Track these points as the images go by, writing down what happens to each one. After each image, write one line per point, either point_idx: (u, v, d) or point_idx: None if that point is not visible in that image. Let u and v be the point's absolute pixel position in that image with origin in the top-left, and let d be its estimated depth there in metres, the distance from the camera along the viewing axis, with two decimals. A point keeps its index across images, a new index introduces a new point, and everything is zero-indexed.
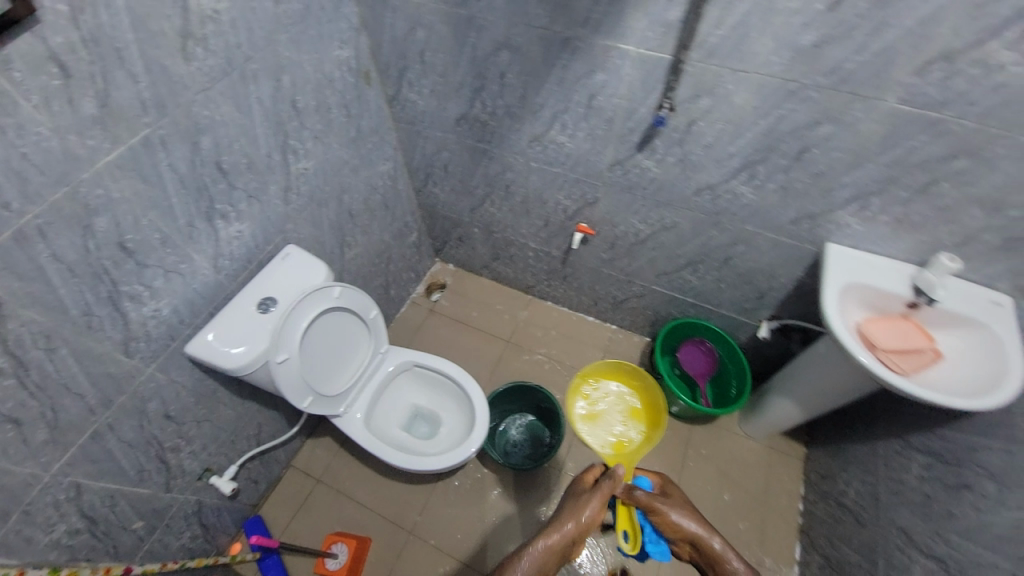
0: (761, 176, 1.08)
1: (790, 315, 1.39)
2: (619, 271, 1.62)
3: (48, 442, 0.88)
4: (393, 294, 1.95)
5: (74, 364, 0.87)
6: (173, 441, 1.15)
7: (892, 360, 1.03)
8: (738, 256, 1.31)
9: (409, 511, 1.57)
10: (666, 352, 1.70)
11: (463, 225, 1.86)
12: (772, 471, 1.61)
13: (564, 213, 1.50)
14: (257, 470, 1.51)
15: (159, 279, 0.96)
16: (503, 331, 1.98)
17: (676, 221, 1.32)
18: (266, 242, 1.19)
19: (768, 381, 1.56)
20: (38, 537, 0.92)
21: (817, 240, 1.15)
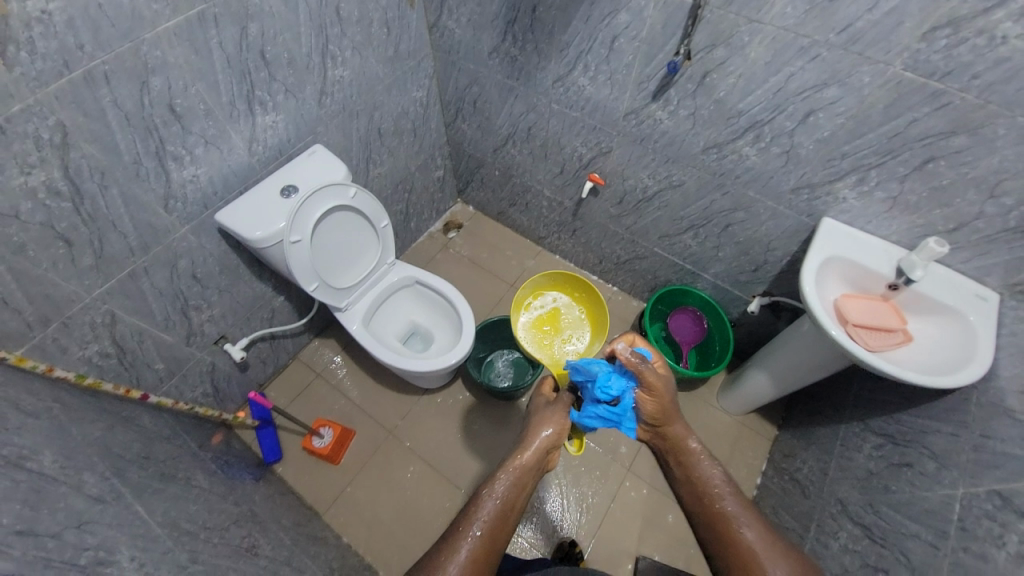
0: (766, 137, 1.10)
1: (782, 293, 1.41)
2: (624, 229, 1.66)
3: (94, 267, 1.05)
4: (412, 223, 2.06)
5: (122, 204, 1.02)
6: (197, 301, 1.32)
7: (860, 335, 1.05)
8: (737, 224, 1.34)
9: (392, 415, 1.73)
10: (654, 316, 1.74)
11: (486, 166, 1.93)
12: (738, 444, 1.66)
13: (579, 161, 1.55)
14: (266, 352, 1.68)
15: (199, 148, 1.09)
16: (508, 275, 2.07)
17: (682, 180, 1.35)
18: (298, 138, 1.31)
19: (751, 357, 1.59)
20: (77, 348, 1.10)
21: (813, 213, 1.17)
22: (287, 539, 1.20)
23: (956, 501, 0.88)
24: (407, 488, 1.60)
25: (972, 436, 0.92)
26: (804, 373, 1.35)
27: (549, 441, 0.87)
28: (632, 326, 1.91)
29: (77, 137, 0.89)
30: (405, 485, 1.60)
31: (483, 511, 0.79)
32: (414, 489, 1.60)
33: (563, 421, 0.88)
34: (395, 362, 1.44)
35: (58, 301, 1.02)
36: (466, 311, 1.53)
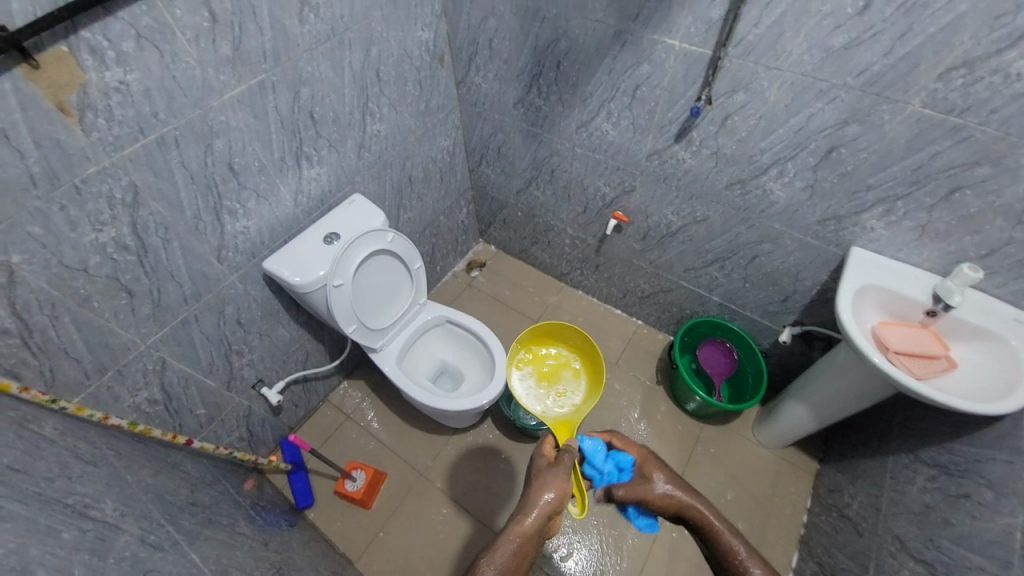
0: (790, 173, 1.14)
1: (813, 321, 1.42)
2: (649, 263, 1.70)
3: (150, 316, 1.10)
4: (437, 263, 2.11)
5: (180, 256, 1.08)
6: (239, 346, 1.36)
7: (903, 362, 1.05)
8: (764, 255, 1.36)
9: (423, 456, 1.71)
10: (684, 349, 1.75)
11: (508, 207, 2.00)
12: (780, 480, 1.61)
13: (603, 199, 1.60)
14: (299, 394, 1.70)
15: (252, 201, 1.17)
16: (533, 312, 2.10)
17: (707, 215, 1.38)
18: (338, 188, 1.38)
19: (786, 388, 1.57)
20: (127, 395, 1.13)
21: (842, 243, 1.19)
22: None
23: (1020, 531, 0.84)
24: (438, 531, 1.56)
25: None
26: (844, 404, 1.33)
27: (550, 507, 0.84)
28: (659, 360, 1.91)
29: (146, 196, 0.97)
30: (437, 528, 1.57)
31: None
32: (447, 531, 1.56)
33: (566, 485, 0.85)
34: (428, 402, 1.45)
35: (114, 350, 1.06)
36: (498, 348, 1.55)
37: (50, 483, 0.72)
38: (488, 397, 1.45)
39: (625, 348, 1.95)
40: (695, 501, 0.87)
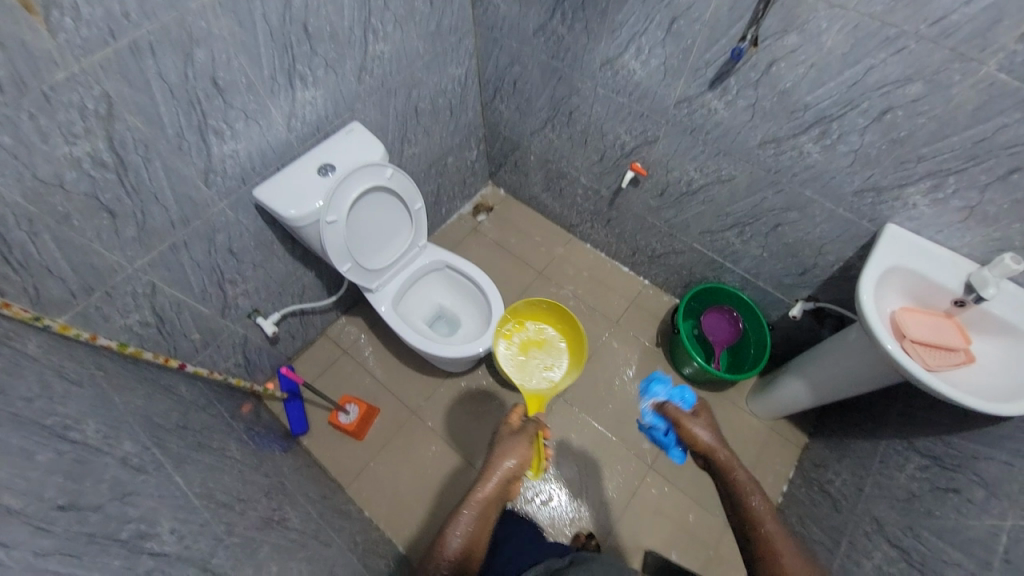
0: (833, 134, 1.02)
1: (828, 299, 1.34)
2: (663, 222, 1.60)
3: (135, 239, 1.06)
4: (442, 203, 2.03)
5: (163, 177, 1.02)
6: (232, 275, 1.33)
7: (918, 352, 0.99)
8: (788, 224, 1.26)
9: (416, 395, 1.74)
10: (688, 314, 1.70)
11: (521, 149, 1.87)
12: (767, 449, 1.62)
13: (621, 148, 1.48)
14: (296, 326, 1.71)
15: (240, 122, 1.08)
16: (537, 262, 2.04)
17: (732, 175, 1.27)
18: (335, 115, 1.28)
19: (787, 363, 1.53)
20: (117, 317, 1.12)
21: (876, 219, 1.09)
22: (313, 511, 1.22)
23: (1006, 534, 0.82)
24: (426, 467, 1.61)
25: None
26: (844, 385, 1.29)
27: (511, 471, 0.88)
28: (661, 322, 1.87)
29: (121, 109, 0.89)
30: (426, 464, 1.61)
31: (447, 545, 0.79)
32: (434, 469, 1.61)
33: (528, 451, 0.91)
34: (422, 347, 1.44)
35: (100, 271, 1.03)
36: (495, 299, 1.52)
37: (29, 404, 0.72)
38: (482, 347, 1.44)
39: (628, 307, 1.91)
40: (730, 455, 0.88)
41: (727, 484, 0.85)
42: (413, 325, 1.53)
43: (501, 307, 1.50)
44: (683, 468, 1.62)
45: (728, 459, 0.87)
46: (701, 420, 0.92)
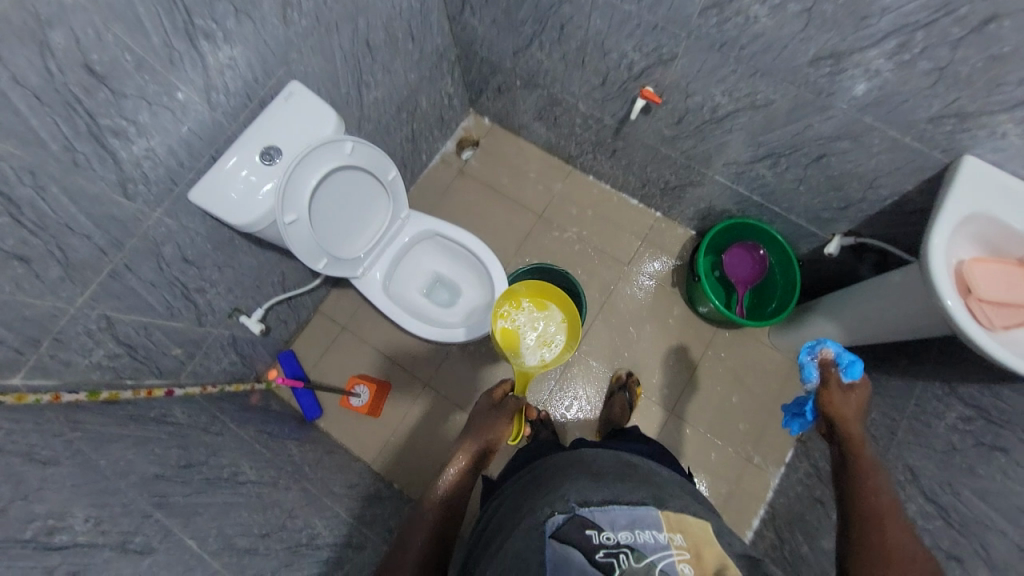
0: (915, 47, 0.77)
1: (873, 234, 1.18)
2: (679, 153, 1.37)
3: (65, 278, 0.89)
4: (419, 147, 1.76)
5: (70, 204, 0.82)
6: (197, 284, 1.18)
7: (985, 313, 0.85)
8: (835, 155, 1.05)
9: (427, 366, 1.68)
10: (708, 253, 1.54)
11: (503, 72, 1.56)
12: (788, 383, 1.59)
13: (628, 70, 1.19)
14: (285, 312, 1.58)
15: (144, 113, 0.85)
16: (535, 204, 1.83)
17: (770, 99, 1.02)
18: (267, 75, 1.01)
19: (816, 301, 1.41)
20: (78, 360, 0.99)
21: (952, 150, 0.89)
22: (341, 510, 1.21)
23: None
24: (446, 436, 1.60)
25: None
26: (878, 331, 1.19)
27: (489, 443, 0.98)
28: (678, 258, 1.72)
29: None
30: (447, 433, 1.60)
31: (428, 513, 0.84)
32: (456, 438, 1.60)
33: (506, 426, 1.00)
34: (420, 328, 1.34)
35: (37, 322, 0.88)
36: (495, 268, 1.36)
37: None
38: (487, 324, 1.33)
39: (640, 245, 1.75)
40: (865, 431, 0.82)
41: (851, 456, 0.79)
42: (409, 304, 1.41)
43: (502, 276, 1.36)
44: (704, 410, 1.60)
45: (865, 437, 0.81)
46: (853, 395, 0.85)
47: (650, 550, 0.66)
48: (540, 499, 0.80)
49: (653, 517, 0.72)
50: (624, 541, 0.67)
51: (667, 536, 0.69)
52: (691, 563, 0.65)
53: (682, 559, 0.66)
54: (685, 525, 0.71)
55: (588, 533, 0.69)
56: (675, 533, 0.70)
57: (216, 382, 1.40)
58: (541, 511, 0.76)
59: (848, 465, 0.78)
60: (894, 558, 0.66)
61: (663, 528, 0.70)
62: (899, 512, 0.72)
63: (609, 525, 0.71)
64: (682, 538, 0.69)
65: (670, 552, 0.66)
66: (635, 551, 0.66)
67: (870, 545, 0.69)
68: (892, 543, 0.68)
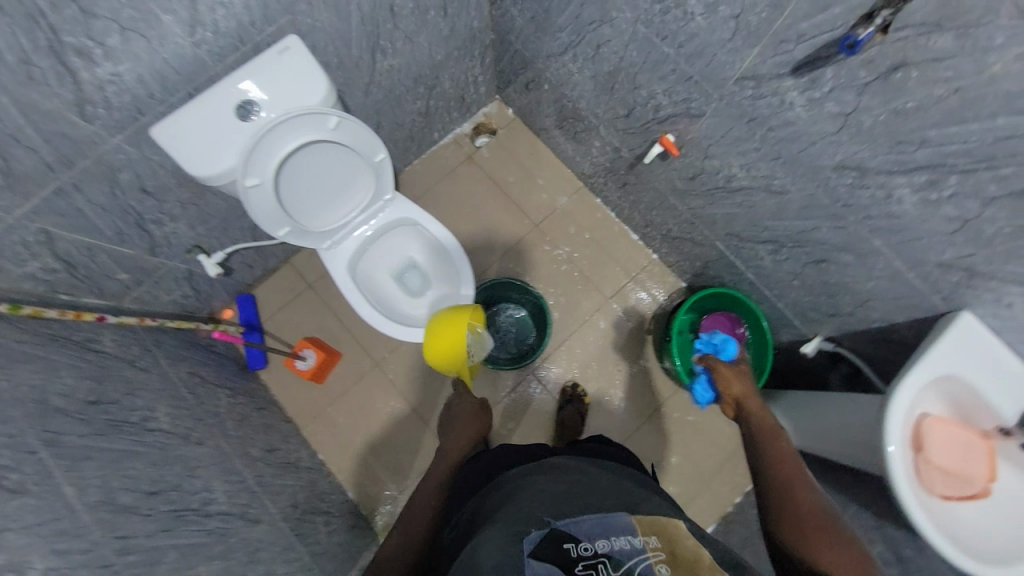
0: (945, 189, 0.71)
1: (851, 347, 1.13)
2: (686, 208, 1.30)
3: (4, 186, 0.85)
4: (432, 122, 1.68)
5: (17, 115, 0.78)
6: (155, 215, 1.13)
7: (928, 474, 0.83)
8: (835, 264, 0.99)
9: (380, 346, 1.64)
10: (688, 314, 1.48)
11: (535, 71, 1.47)
12: (730, 460, 1.56)
13: (654, 110, 1.11)
14: (252, 256, 1.54)
15: (114, 36, 0.79)
16: (534, 212, 1.76)
17: (785, 188, 0.95)
18: (268, 22, 0.93)
19: (779, 393, 1.36)
20: (9, 268, 0.95)
21: (953, 300, 0.83)
22: (251, 474, 1.20)
23: None
24: (382, 420, 1.58)
25: None
26: (824, 448, 1.14)
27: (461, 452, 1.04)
28: (660, 308, 1.67)
29: None
30: (383, 417, 1.58)
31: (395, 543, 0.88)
32: (391, 425, 1.58)
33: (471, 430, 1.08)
34: (385, 326, 1.28)
35: None
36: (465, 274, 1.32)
37: None
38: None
39: (626, 282, 1.69)
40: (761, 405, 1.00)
41: (759, 428, 0.94)
42: (373, 293, 1.33)
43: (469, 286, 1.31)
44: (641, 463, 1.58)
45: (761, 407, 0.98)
46: (738, 373, 1.07)
47: (627, 556, 0.62)
48: (511, 510, 0.73)
49: (625, 520, 0.68)
50: (601, 549, 0.63)
51: (642, 539, 0.65)
52: (668, 563, 0.61)
53: (659, 562, 0.62)
54: (659, 524, 0.68)
55: (565, 547, 0.64)
56: (651, 535, 0.66)
57: (157, 317, 1.34)
58: (512, 524, 0.69)
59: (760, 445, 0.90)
60: (815, 526, 0.76)
61: (640, 532, 0.66)
62: (808, 480, 0.83)
63: (585, 533, 0.66)
64: (658, 540, 0.65)
65: (647, 557, 0.62)
66: (613, 558, 0.61)
67: (796, 512, 0.78)
68: (804, 506, 0.79)
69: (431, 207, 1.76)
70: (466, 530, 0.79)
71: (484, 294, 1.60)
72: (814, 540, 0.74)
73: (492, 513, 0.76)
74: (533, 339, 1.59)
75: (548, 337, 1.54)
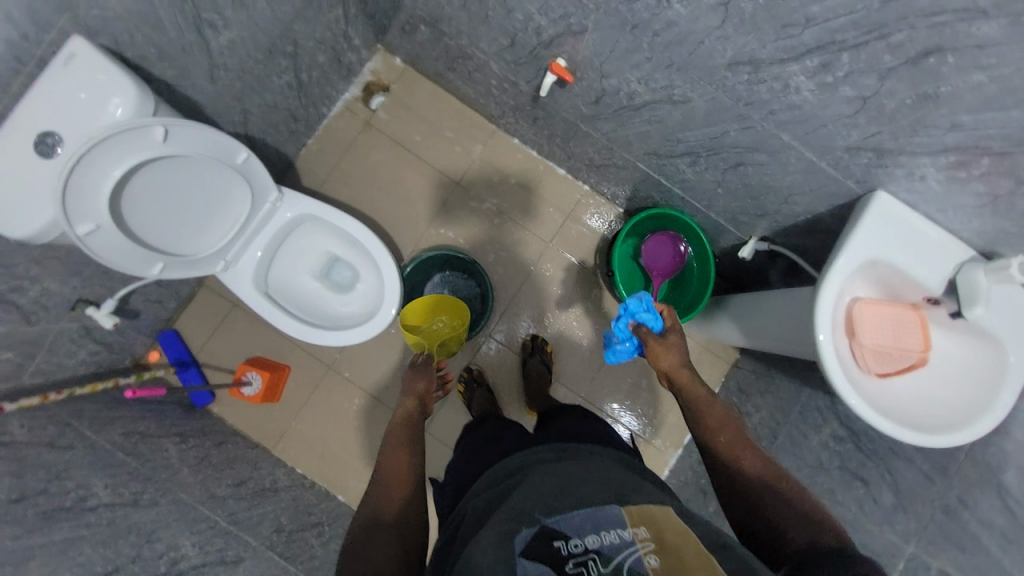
0: (839, 70, 0.65)
1: (785, 243, 1.12)
2: (599, 133, 1.20)
3: None
4: (312, 95, 1.48)
5: None
6: (10, 284, 0.98)
7: (865, 359, 0.84)
8: (751, 166, 0.94)
9: (329, 348, 1.56)
10: (627, 242, 1.44)
11: (406, 11, 1.29)
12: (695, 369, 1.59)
13: (537, 34, 0.98)
14: (158, 292, 1.39)
15: None
16: (451, 169, 1.63)
17: (687, 97, 0.87)
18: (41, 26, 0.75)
19: (727, 299, 1.37)
20: None
21: (866, 182, 0.80)
22: (222, 516, 1.17)
23: None
24: (351, 420, 1.54)
25: (949, 494, 0.87)
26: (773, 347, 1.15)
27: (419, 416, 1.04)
28: (598, 241, 1.63)
29: None
30: (352, 417, 1.54)
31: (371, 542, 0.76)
32: (362, 422, 1.54)
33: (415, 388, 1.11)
34: (317, 336, 1.18)
35: None
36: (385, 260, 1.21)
37: None
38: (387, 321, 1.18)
39: (563, 222, 1.62)
40: (694, 377, 0.93)
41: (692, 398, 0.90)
42: (298, 305, 1.23)
43: (390, 270, 1.19)
44: (613, 394, 1.61)
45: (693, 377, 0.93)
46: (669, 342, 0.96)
47: (616, 550, 0.61)
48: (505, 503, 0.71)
49: (617, 512, 0.66)
50: (591, 546, 0.62)
51: (630, 531, 0.63)
52: (657, 553, 0.60)
53: (647, 551, 0.61)
54: (648, 513, 0.66)
55: (554, 546, 0.62)
56: (640, 525, 0.64)
57: (62, 387, 1.21)
58: (502, 521, 0.67)
59: (699, 425, 0.87)
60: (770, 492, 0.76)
61: (628, 522, 0.64)
62: (749, 443, 0.83)
63: (575, 530, 0.64)
64: (646, 530, 0.63)
65: (636, 549, 0.61)
66: (602, 555, 0.60)
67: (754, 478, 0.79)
68: (752, 475, 0.79)
69: (340, 191, 1.61)
70: (466, 528, 0.74)
71: (416, 268, 1.52)
72: (771, 506, 0.75)
73: (491, 511, 0.73)
74: (479, 305, 1.55)
75: (493, 298, 1.50)
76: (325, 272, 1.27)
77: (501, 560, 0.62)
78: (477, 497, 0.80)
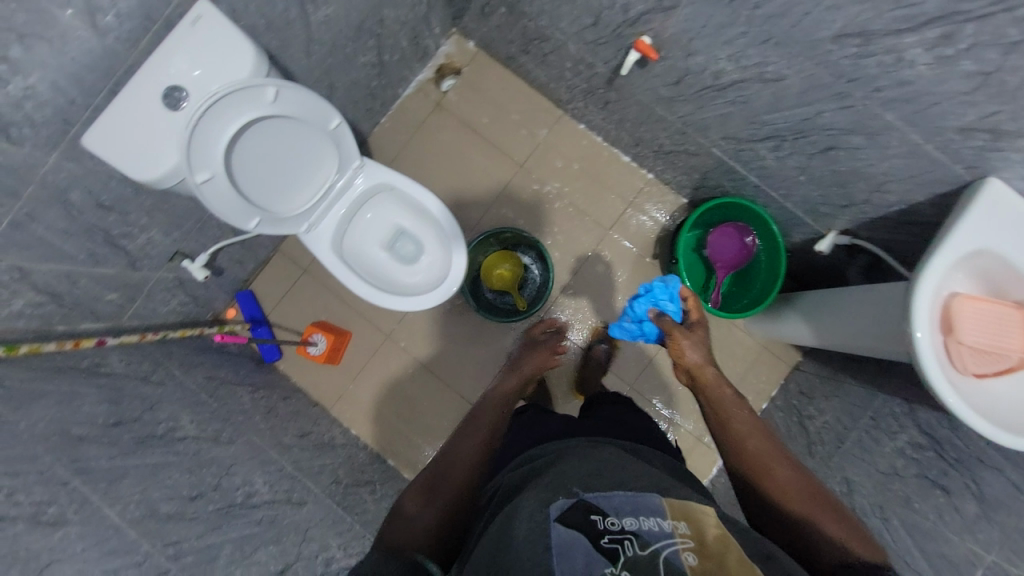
0: (963, 40, 0.62)
1: (869, 236, 1.07)
2: (675, 117, 1.19)
3: None
4: (390, 74, 1.55)
5: None
6: (123, 230, 1.08)
7: (961, 357, 0.79)
8: (844, 150, 0.90)
9: (388, 318, 1.62)
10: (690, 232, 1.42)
11: None
12: (752, 369, 1.54)
13: (624, 11, 0.98)
14: (240, 253, 1.50)
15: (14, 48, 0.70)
16: (515, 152, 1.65)
17: (781, 74, 0.84)
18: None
19: (796, 296, 1.32)
20: None
21: (978, 167, 0.76)
22: (288, 463, 1.25)
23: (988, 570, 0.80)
24: (405, 388, 1.60)
25: None
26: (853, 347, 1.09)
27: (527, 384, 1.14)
28: (660, 230, 1.60)
29: None
30: (406, 385, 1.60)
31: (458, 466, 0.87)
32: (415, 391, 1.60)
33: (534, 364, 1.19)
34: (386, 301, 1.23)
35: None
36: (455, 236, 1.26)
37: None
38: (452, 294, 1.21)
39: (623, 210, 1.61)
40: (718, 374, 0.94)
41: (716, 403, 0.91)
42: (367, 269, 1.29)
43: (458, 248, 1.23)
44: (664, 386, 1.58)
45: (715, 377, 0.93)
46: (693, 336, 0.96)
47: (654, 537, 0.60)
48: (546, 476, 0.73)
49: (656, 502, 0.65)
50: (628, 527, 0.61)
51: (671, 523, 0.62)
52: (696, 551, 0.59)
53: (686, 548, 0.59)
54: (690, 511, 0.65)
55: (591, 519, 0.63)
56: (681, 520, 0.63)
57: (157, 330, 1.34)
58: (540, 492, 0.69)
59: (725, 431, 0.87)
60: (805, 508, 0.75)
61: (669, 516, 0.63)
62: (779, 453, 0.82)
63: (613, 509, 0.64)
64: (688, 527, 0.62)
65: (674, 542, 0.59)
66: (639, 538, 0.60)
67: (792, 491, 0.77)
68: (782, 486, 0.78)
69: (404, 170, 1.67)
70: (500, 497, 0.76)
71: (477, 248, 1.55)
72: (800, 519, 0.74)
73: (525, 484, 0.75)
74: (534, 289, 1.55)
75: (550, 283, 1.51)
76: (393, 240, 1.32)
77: (534, 527, 0.63)
78: (511, 472, 0.82)
